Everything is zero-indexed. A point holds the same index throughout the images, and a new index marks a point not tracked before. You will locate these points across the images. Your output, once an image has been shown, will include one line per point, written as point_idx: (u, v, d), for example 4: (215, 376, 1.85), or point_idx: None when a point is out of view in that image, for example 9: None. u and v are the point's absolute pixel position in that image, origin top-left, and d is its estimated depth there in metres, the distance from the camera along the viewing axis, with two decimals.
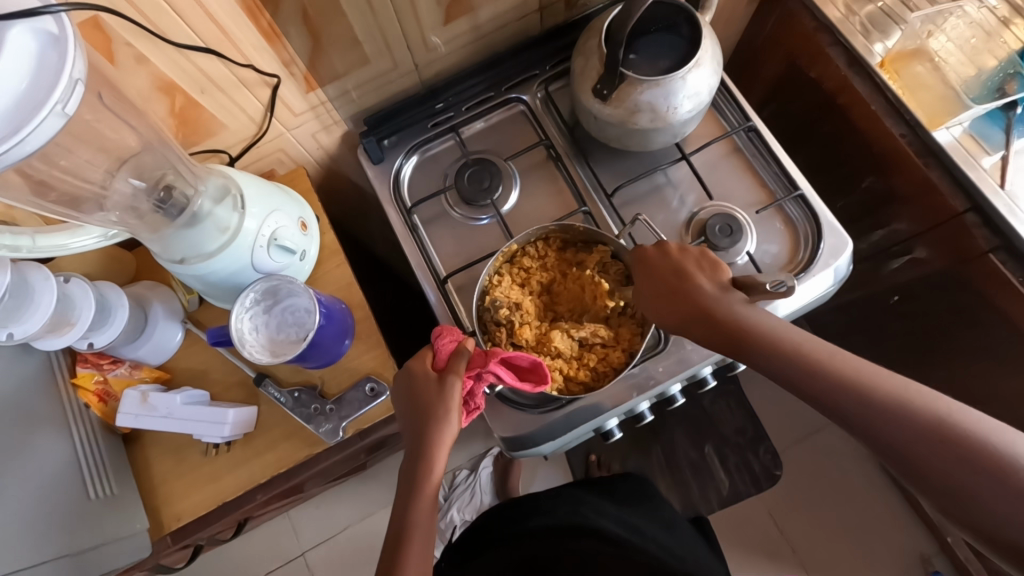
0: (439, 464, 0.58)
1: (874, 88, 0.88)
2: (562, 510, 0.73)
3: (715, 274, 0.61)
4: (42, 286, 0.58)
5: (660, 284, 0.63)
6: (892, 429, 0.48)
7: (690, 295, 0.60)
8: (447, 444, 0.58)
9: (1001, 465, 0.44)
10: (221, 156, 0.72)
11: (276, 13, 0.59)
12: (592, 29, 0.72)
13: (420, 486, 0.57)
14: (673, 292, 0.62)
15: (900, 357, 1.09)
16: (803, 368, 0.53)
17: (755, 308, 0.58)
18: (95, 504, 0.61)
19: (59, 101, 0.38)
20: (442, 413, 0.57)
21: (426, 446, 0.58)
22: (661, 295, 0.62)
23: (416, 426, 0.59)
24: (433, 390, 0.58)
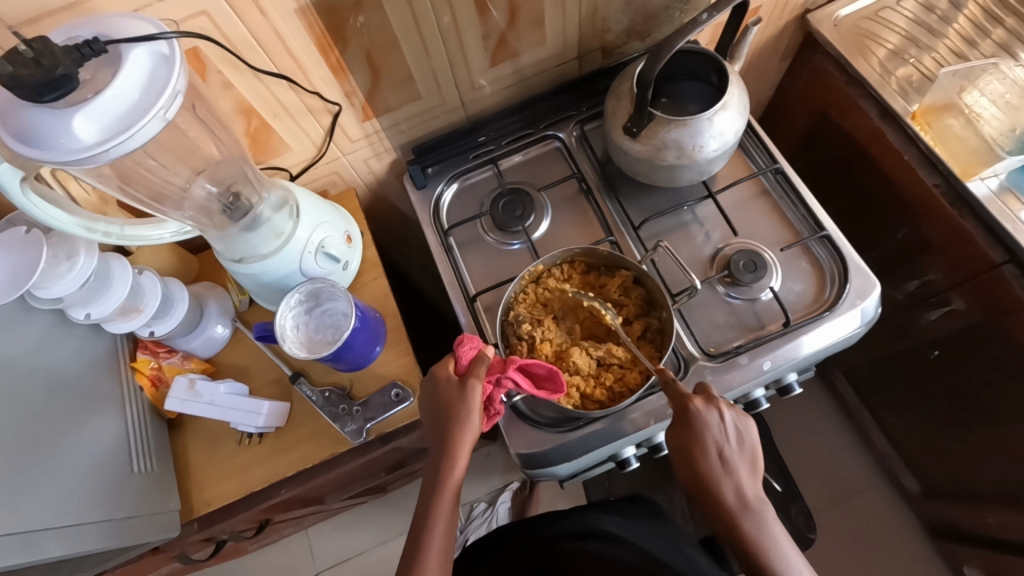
0: (460, 462, 0.62)
1: (907, 139, 0.89)
2: (563, 517, 0.75)
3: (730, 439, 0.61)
4: (120, 273, 0.66)
5: (695, 453, 0.61)
6: None
7: (722, 482, 0.60)
8: (469, 442, 0.62)
9: None
10: (284, 174, 0.81)
11: (344, 50, 0.68)
12: (624, 75, 0.78)
13: (443, 480, 0.61)
14: (704, 469, 0.61)
15: (944, 416, 1.04)
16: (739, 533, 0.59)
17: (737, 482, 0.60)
18: (137, 478, 0.66)
19: (162, 108, 0.45)
20: (465, 414, 0.61)
21: (449, 444, 0.61)
22: (689, 461, 0.61)
23: (439, 426, 0.63)
24: (454, 393, 0.62)
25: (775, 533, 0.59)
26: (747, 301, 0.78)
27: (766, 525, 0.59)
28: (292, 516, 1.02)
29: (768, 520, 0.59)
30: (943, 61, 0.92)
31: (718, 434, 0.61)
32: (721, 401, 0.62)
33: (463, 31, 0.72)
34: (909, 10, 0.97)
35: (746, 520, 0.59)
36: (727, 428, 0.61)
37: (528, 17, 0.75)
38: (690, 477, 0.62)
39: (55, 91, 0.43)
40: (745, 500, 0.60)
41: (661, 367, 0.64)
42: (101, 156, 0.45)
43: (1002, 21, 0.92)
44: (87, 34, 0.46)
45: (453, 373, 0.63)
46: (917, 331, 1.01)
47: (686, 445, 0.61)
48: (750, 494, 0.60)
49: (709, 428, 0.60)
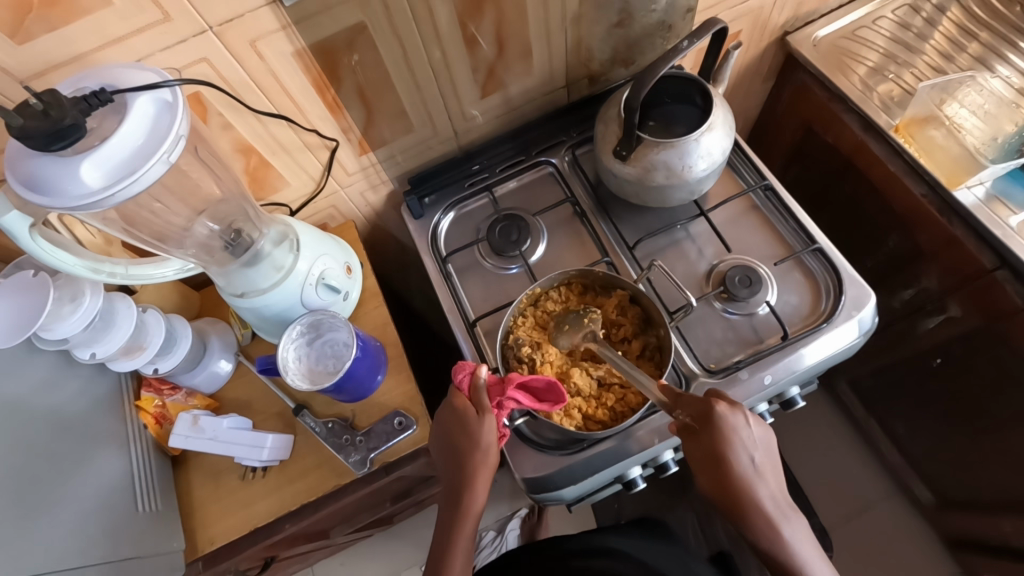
0: (480, 492, 0.63)
1: (891, 151, 0.91)
2: (572, 538, 0.75)
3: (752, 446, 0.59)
4: (124, 312, 0.67)
5: (724, 459, 0.58)
6: None
7: (755, 488, 0.58)
8: (488, 472, 0.63)
9: None
10: (283, 209, 0.82)
11: (339, 89, 0.70)
12: (611, 101, 0.81)
13: (463, 511, 0.62)
14: (736, 476, 0.58)
15: (952, 424, 1.03)
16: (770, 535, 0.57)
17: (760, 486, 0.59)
18: (140, 517, 0.66)
19: (165, 152, 0.47)
20: (483, 448, 0.61)
21: (468, 477, 0.62)
22: (718, 469, 0.59)
23: (457, 458, 0.63)
24: (470, 428, 0.62)
25: (805, 537, 0.58)
26: (745, 316, 0.78)
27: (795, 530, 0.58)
28: (298, 552, 1.01)
29: (797, 524, 0.59)
30: (923, 75, 0.95)
31: (747, 441, 0.59)
32: (745, 407, 0.60)
33: (453, 65, 0.75)
34: (886, 27, 1.00)
35: (782, 526, 0.58)
36: (755, 432, 0.59)
37: (515, 50, 0.78)
38: (718, 486, 0.59)
39: (62, 141, 0.44)
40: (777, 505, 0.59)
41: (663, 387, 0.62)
42: (106, 200, 0.46)
43: (976, 35, 0.96)
44: (93, 85, 0.49)
45: (467, 406, 0.63)
46: (917, 339, 1.01)
47: (715, 452, 0.58)
48: (782, 498, 0.59)
49: (741, 434, 0.58)
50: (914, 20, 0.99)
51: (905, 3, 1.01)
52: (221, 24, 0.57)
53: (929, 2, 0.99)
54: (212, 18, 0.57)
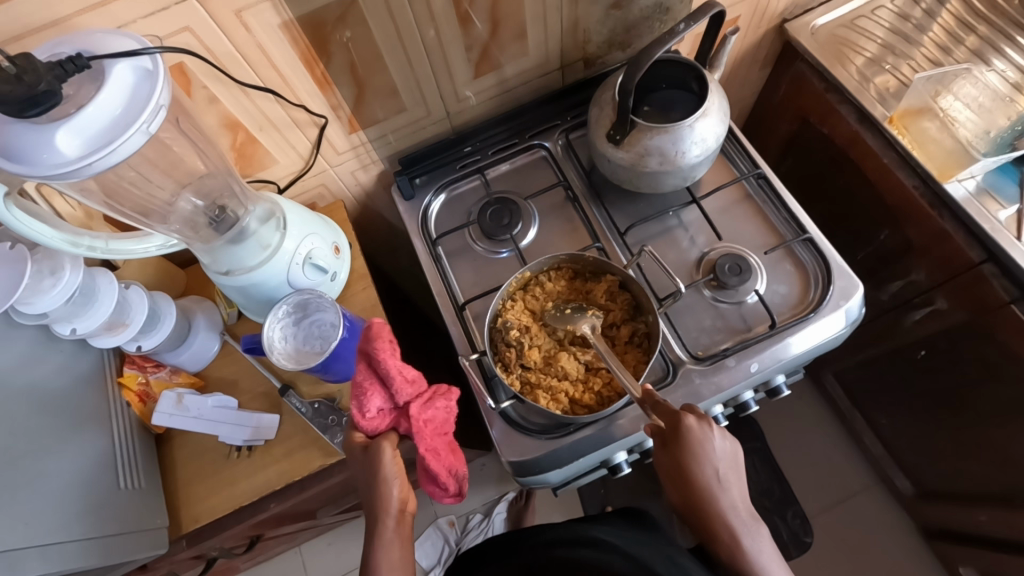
0: (391, 520, 0.58)
1: (885, 143, 0.91)
2: (557, 526, 0.76)
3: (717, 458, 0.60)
4: (105, 287, 0.66)
5: (692, 474, 0.60)
6: None
7: (719, 499, 0.61)
8: (397, 502, 0.59)
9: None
10: (271, 187, 0.81)
11: (328, 64, 0.68)
12: (606, 84, 0.80)
13: (372, 537, 0.58)
14: (705, 490, 0.61)
15: (934, 414, 1.05)
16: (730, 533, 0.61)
17: (723, 493, 0.62)
18: (123, 494, 0.65)
19: (145, 121, 0.46)
20: (383, 478, 0.58)
21: (376, 508, 0.58)
22: (684, 482, 0.61)
23: (368, 484, 0.60)
24: (368, 457, 0.59)
25: (766, 543, 0.62)
26: (734, 304, 0.79)
27: (752, 533, 0.62)
28: (284, 532, 1.01)
29: (757, 532, 0.62)
30: (920, 68, 0.94)
31: (715, 458, 0.60)
32: (714, 422, 0.60)
33: (446, 44, 0.74)
34: (886, 18, 0.99)
35: (742, 535, 0.61)
36: (723, 447, 0.60)
37: (510, 30, 0.76)
38: (686, 499, 0.62)
39: (37, 106, 0.43)
40: (742, 513, 0.62)
41: (647, 390, 0.63)
42: (83, 170, 0.45)
43: (975, 28, 0.95)
44: (71, 51, 0.47)
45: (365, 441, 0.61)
46: (903, 331, 1.03)
47: (682, 467, 0.60)
48: (743, 509, 0.63)
49: (710, 452, 0.60)
50: (913, 12, 0.99)
51: None
52: None
53: None
54: None
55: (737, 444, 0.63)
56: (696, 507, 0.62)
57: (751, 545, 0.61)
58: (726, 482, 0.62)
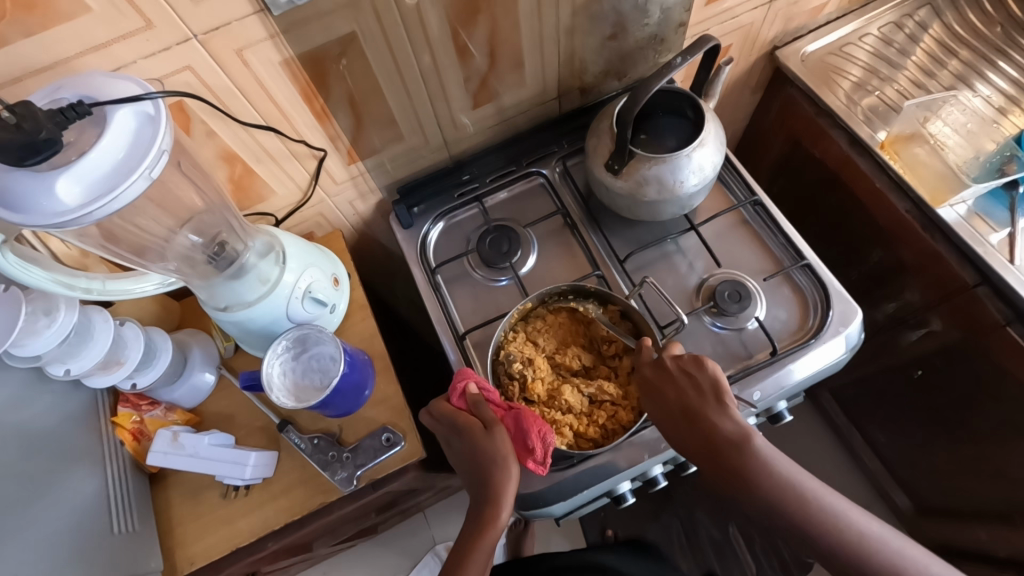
0: (506, 507, 0.59)
1: (876, 166, 0.92)
2: (562, 555, 0.79)
3: (676, 386, 0.62)
4: (101, 326, 0.65)
5: (659, 408, 0.62)
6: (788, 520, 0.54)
7: (695, 427, 0.59)
8: (513, 489, 0.60)
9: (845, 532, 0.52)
10: (269, 218, 0.81)
11: (328, 98, 0.68)
12: (604, 113, 0.81)
13: (486, 524, 0.59)
14: (676, 422, 0.61)
15: (932, 432, 1.05)
16: (721, 463, 0.57)
17: (702, 422, 0.59)
18: (117, 539, 0.63)
19: (148, 167, 0.45)
20: (502, 464, 0.60)
21: (493, 495, 0.59)
22: (662, 420, 0.62)
23: (479, 474, 0.62)
24: (484, 445, 0.61)
25: (772, 464, 0.55)
26: (734, 330, 0.79)
27: (751, 456, 0.56)
28: (280, 566, 0.99)
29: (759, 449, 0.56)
30: (905, 91, 0.97)
31: (686, 381, 0.61)
32: (669, 353, 0.64)
33: (444, 75, 0.74)
34: (870, 43, 1.01)
35: (738, 459, 0.56)
36: (676, 373, 0.62)
37: (508, 61, 0.77)
38: (672, 438, 0.61)
39: (37, 155, 0.42)
40: (744, 436, 0.57)
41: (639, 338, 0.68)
42: (85, 217, 0.44)
43: (957, 53, 0.98)
44: (71, 96, 0.47)
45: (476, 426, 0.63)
46: (899, 350, 1.03)
47: (651, 402, 0.63)
48: (730, 433, 0.57)
49: (662, 380, 0.63)
50: (897, 36, 1.01)
51: (889, 19, 1.02)
52: (206, 32, 0.55)
53: (914, 19, 1.01)
54: (197, 26, 0.55)
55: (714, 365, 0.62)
56: (682, 444, 0.60)
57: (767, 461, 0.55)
58: (699, 410, 0.59)
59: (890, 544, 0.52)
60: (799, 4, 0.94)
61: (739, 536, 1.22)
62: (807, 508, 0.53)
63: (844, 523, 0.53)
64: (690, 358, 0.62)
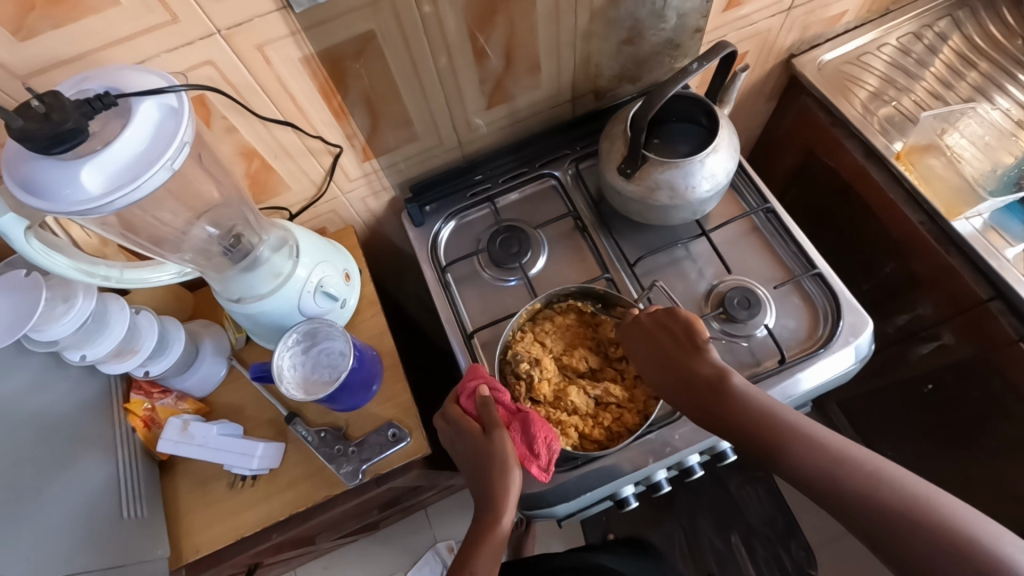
0: (509, 512, 0.59)
1: (891, 177, 0.92)
2: (561, 555, 0.79)
3: (654, 334, 0.67)
4: (117, 314, 0.66)
5: (642, 356, 0.67)
6: (763, 442, 0.56)
7: (674, 366, 0.64)
8: (516, 494, 0.59)
9: (817, 451, 0.53)
10: (283, 213, 0.82)
11: (345, 95, 0.69)
12: (618, 117, 0.81)
13: (489, 529, 0.58)
14: (657, 366, 0.65)
15: (940, 447, 1.04)
16: (700, 398, 0.61)
17: (681, 362, 0.64)
18: (125, 524, 0.64)
19: (169, 159, 0.46)
20: (505, 469, 0.60)
21: (496, 500, 0.59)
22: (644, 367, 0.67)
23: (482, 478, 0.61)
24: (486, 448, 0.61)
25: (747, 393, 0.59)
26: (742, 338, 0.78)
27: (727, 388, 0.60)
28: (283, 558, 1.00)
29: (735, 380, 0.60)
30: (922, 102, 0.96)
31: (663, 330, 0.66)
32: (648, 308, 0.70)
33: (460, 75, 0.74)
34: (887, 53, 1.00)
35: (716, 391, 0.60)
36: (654, 322, 0.67)
37: (524, 63, 0.78)
38: (655, 382, 0.66)
39: (62, 144, 0.43)
40: (722, 371, 0.61)
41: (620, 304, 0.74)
42: (106, 206, 0.45)
43: (976, 65, 0.97)
44: (97, 87, 0.48)
45: (479, 429, 0.63)
46: (909, 363, 1.02)
47: (633, 353, 0.68)
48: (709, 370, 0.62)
49: (642, 330, 0.68)
50: (915, 47, 1.00)
51: (908, 30, 1.01)
52: (229, 28, 0.56)
53: (932, 30, 1.00)
54: (221, 22, 0.56)
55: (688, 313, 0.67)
56: (664, 386, 0.64)
57: (745, 392, 0.59)
58: (678, 352, 0.64)
59: (874, 462, 0.52)
60: (817, 12, 0.93)
61: (740, 545, 1.21)
62: (780, 428, 0.56)
63: (823, 444, 0.53)
64: (663, 311, 0.68)
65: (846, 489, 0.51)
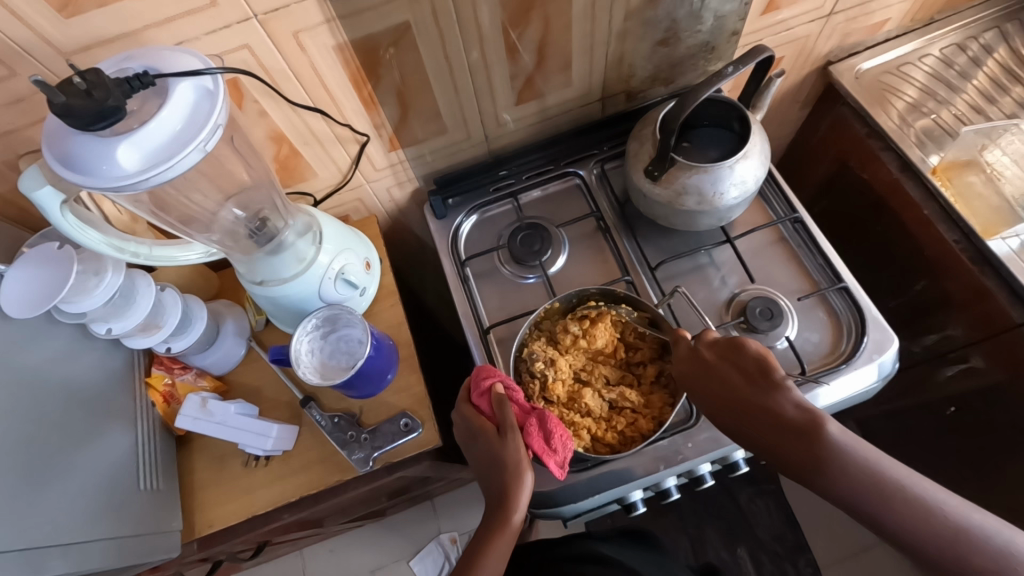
0: (519, 511, 0.59)
1: (926, 193, 0.89)
2: (563, 543, 0.79)
3: (724, 370, 0.59)
4: (144, 290, 0.67)
5: (709, 393, 0.60)
6: (865, 504, 0.49)
7: (751, 409, 0.57)
8: (527, 496, 0.59)
9: (932, 518, 0.47)
10: (308, 199, 0.82)
11: (376, 85, 0.69)
12: (647, 118, 0.80)
13: (499, 528, 0.58)
14: (729, 407, 0.58)
15: (961, 473, 1.01)
16: (785, 447, 0.53)
17: (760, 404, 0.56)
18: (143, 496, 0.66)
19: (203, 140, 0.46)
20: (516, 469, 0.59)
21: (506, 501, 0.59)
22: (714, 406, 0.59)
23: (492, 479, 0.61)
24: (499, 449, 0.61)
25: (843, 444, 0.51)
26: (763, 349, 0.77)
27: (817, 438, 0.52)
28: (290, 539, 1.01)
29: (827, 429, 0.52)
30: (963, 116, 0.93)
31: (734, 364, 0.59)
32: (714, 338, 0.62)
33: (492, 69, 0.74)
34: (929, 63, 0.97)
35: (804, 441, 0.52)
36: (723, 356, 0.60)
37: (555, 61, 0.77)
38: (727, 425, 0.59)
39: (105, 120, 0.44)
40: (810, 416, 0.53)
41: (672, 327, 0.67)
42: (141, 183, 0.46)
43: (1022, 80, 0.94)
44: (138, 67, 0.48)
45: (492, 430, 0.63)
46: (935, 385, 1.00)
47: (698, 388, 0.61)
48: (791, 416, 0.54)
49: (710, 366, 0.61)
50: (959, 58, 0.97)
51: (952, 41, 0.98)
52: (266, 13, 0.57)
53: (978, 41, 0.97)
54: (259, 7, 0.56)
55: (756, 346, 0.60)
56: (740, 430, 0.57)
57: (842, 444, 0.51)
58: (754, 392, 0.57)
59: (1000, 536, 0.45)
60: (858, 20, 0.91)
61: (747, 558, 1.20)
62: (887, 490, 0.48)
63: (938, 510, 0.47)
64: (731, 342, 0.61)
65: (967, 563, 0.45)
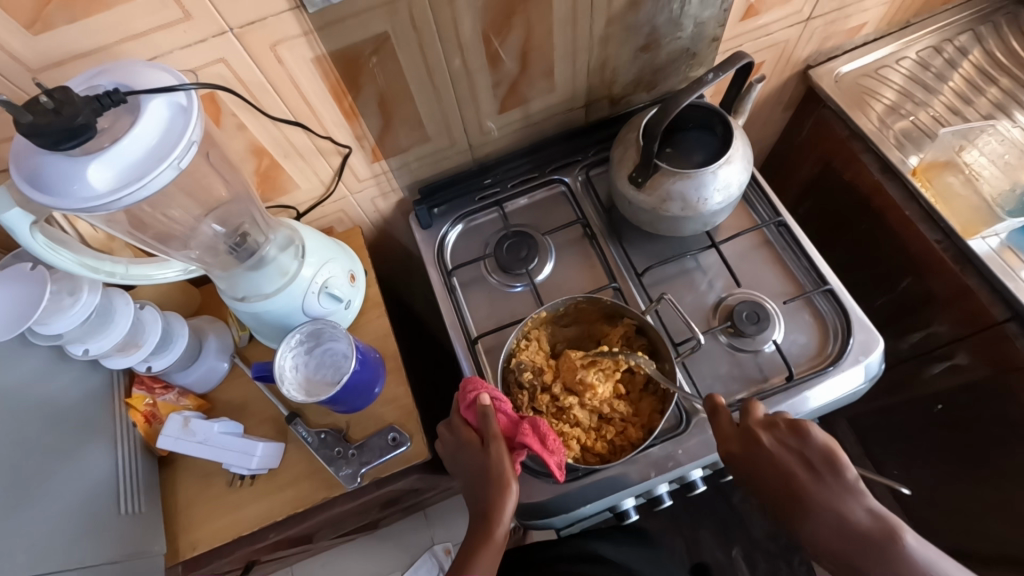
0: (503, 524, 0.58)
1: (907, 195, 0.90)
2: (560, 544, 0.80)
3: (781, 459, 0.58)
4: (122, 309, 0.66)
5: (762, 480, 0.58)
6: None
7: (813, 506, 0.55)
8: (512, 507, 0.59)
9: None
10: (290, 211, 0.81)
11: (357, 96, 0.69)
12: (630, 125, 0.80)
13: (484, 539, 0.58)
14: (785, 499, 0.57)
15: (949, 469, 1.02)
16: (849, 552, 0.52)
17: (822, 501, 0.55)
18: (123, 519, 0.64)
19: (177, 157, 0.46)
20: (501, 480, 0.59)
21: (491, 511, 0.58)
22: (767, 493, 0.58)
23: (478, 490, 0.61)
24: (484, 459, 0.61)
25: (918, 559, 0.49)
26: (750, 352, 0.77)
27: (889, 549, 0.50)
28: (281, 555, 0.99)
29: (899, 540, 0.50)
30: (940, 116, 0.94)
31: (794, 453, 0.58)
32: (771, 421, 0.60)
33: (474, 79, 0.74)
34: (907, 65, 0.99)
35: (873, 551, 0.51)
36: (784, 444, 0.59)
37: (538, 69, 0.77)
38: (780, 513, 0.57)
39: (72, 139, 0.43)
40: (883, 524, 0.52)
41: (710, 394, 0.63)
42: (113, 203, 0.45)
43: (996, 80, 0.96)
44: (108, 83, 0.47)
45: (479, 442, 0.62)
46: (922, 383, 1.01)
47: (751, 472, 0.59)
48: (859, 521, 0.53)
49: (767, 452, 0.58)
50: (935, 60, 0.98)
51: (928, 43, 0.99)
52: (242, 26, 0.56)
53: (953, 43, 0.98)
54: (234, 20, 0.55)
55: (822, 434, 0.58)
56: (796, 523, 0.56)
57: (921, 558, 0.49)
58: (816, 489, 0.55)
59: None
60: (836, 24, 0.92)
61: (742, 560, 1.20)
62: None
63: None
64: (791, 428, 0.59)
65: None
